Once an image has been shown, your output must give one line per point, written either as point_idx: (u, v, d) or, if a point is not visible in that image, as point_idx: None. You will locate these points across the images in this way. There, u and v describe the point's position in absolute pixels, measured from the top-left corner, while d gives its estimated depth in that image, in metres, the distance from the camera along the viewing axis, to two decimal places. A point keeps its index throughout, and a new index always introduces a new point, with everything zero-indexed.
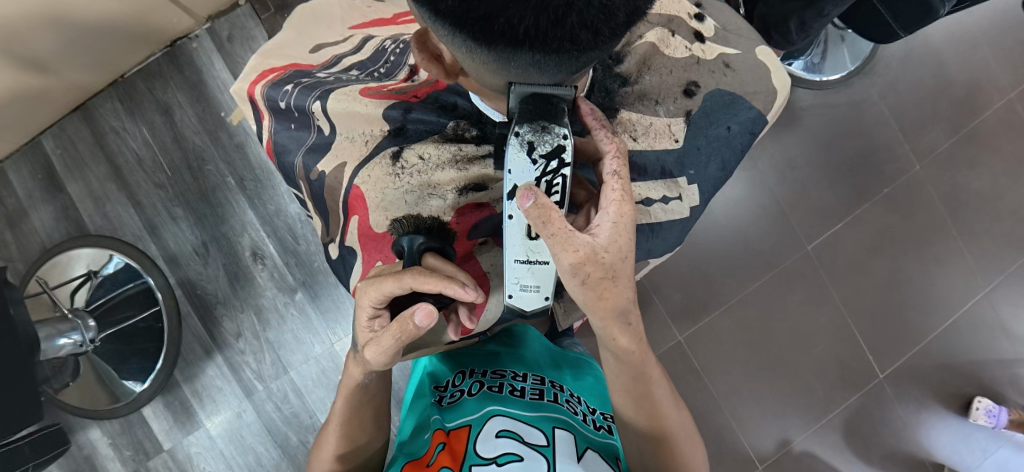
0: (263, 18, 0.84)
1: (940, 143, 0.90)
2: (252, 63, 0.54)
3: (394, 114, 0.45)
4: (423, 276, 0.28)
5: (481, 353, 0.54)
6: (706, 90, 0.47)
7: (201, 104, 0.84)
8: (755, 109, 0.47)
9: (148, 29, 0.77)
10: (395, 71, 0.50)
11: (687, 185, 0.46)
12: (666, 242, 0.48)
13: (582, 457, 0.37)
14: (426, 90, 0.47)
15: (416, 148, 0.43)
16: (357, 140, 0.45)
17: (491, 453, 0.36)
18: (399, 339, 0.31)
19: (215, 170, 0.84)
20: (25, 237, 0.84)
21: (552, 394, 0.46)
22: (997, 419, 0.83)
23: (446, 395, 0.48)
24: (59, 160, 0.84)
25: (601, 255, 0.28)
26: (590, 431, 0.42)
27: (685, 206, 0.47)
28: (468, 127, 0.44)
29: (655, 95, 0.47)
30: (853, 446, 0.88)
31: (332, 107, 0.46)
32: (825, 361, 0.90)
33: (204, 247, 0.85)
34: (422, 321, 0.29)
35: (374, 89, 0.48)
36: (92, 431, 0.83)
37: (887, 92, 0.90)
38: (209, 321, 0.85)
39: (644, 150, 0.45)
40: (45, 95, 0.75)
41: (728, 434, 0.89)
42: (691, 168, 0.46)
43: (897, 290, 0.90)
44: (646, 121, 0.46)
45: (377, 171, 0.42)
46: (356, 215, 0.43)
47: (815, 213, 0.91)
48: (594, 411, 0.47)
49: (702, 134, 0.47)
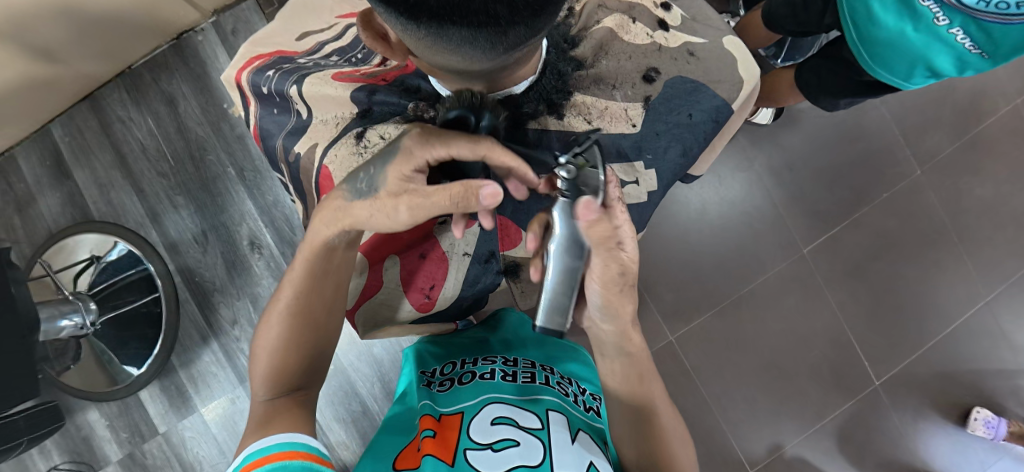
0: (266, 13, 0.86)
1: (942, 149, 0.89)
2: (242, 50, 0.56)
3: (360, 96, 0.47)
4: (502, 149, 0.30)
5: (469, 338, 0.56)
6: (667, 77, 0.48)
7: (204, 96, 0.86)
8: (719, 96, 0.47)
9: (154, 21, 0.79)
10: (369, 57, 0.52)
11: (644, 170, 0.47)
12: None
13: (577, 437, 0.39)
14: (395, 74, 0.48)
15: (379, 128, 0.45)
16: (329, 122, 0.47)
17: (487, 440, 0.36)
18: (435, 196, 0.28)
19: (216, 160, 0.86)
20: (32, 222, 0.86)
21: (544, 376, 0.47)
22: (996, 430, 0.81)
23: (435, 382, 0.47)
24: (67, 148, 0.86)
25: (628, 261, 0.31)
26: (580, 413, 0.44)
27: (642, 190, 0.48)
28: (428, 108, 0.45)
29: (612, 79, 0.48)
30: (846, 453, 0.87)
31: (307, 91, 0.47)
32: (820, 365, 0.89)
33: (203, 235, 0.86)
34: (486, 197, 0.27)
35: (348, 73, 0.49)
36: (91, 413, 0.85)
37: (888, 95, 0.89)
38: (206, 308, 0.87)
39: (599, 133, 0.47)
40: (55, 83, 0.77)
41: (719, 436, 0.88)
42: (648, 153, 0.47)
43: (895, 295, 0.89)
44: (602, 105, 0.47)
45: (343, 151, 0.45)
46: (325, 195, 0.45)
47: (811, 215, 0.90)
48: (584, 392, 0.48)
49: (661, 120, 0.47)
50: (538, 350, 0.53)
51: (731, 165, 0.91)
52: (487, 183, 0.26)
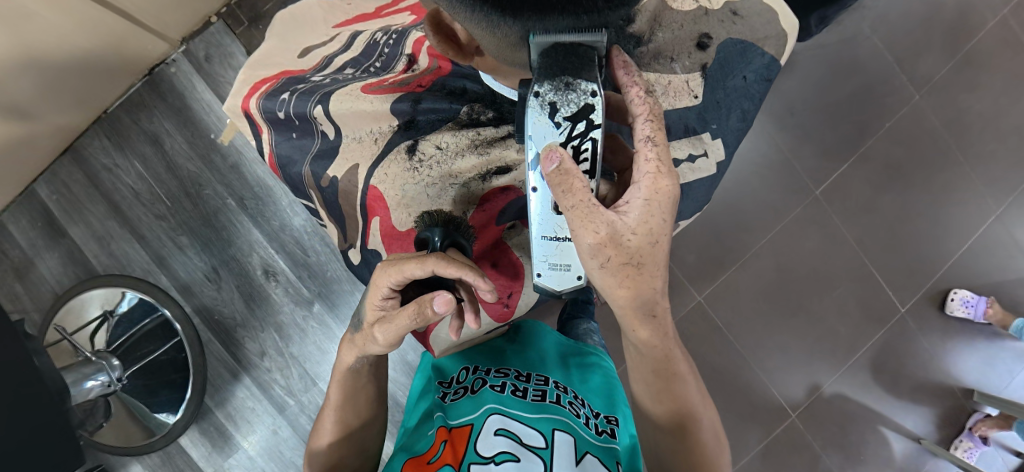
0: (237, 33, 0.82)
1: (937, 70, 0.88)
2: (243, 79, 0.54)
3: (403, 107, 0.44)
4: (447, 260, 0.30)
5: (490, 348, 0.56)
6: (719, 41, 0.47)
7: (189, 129, 0.83)
8: (768, 54, 0.49)
9: (123, 59, 0.75)
10: (391, 63, 0.49)
11: (711, 141, 0.49)
12: (696, 197, 0.52)
13: (581, 461, 0.36)
14: (429, 78, 0.46)
15: (433, 138, 0.43)
16: (364, 140, 0.45)
17: (488, 453, 0.35)
18: (414, 322, 0.31)
19: (213, 193, 0.84)
20: (34, 287, 0.83)
21: (555, 395, 0.45)
22: (975, 308, 0.84)
23: (450, 391, 0.47)
24: (56, 206, 0.83)
25: (626, 237, 0.28)
26: (590, 435, 0.40)
27: (711, 162, 0.50)
28: (484, 109, 0.43)
29: (670, 51, 0.46)
30: (882, 382, 0.89)
31: (334, 109, 0.46)
32: (846, 301, 0.90)
33: (214, 272, 0.84)
34: (439, 308, 0.29)
35: (375, 84, 0.47)
36: (133, 467, 0.84)
37: (878, 25, 0.88)
38: (231, 344, 0.85)
39: (667, 110, 0.47)
40: (31, 140, 0.74)
41: (758, 385, 0.89)
42: (713, 123, 0.49)
43: (910, 222, 0.89)
44: (665, 80, 0.46)
45: (394, 168, 0.43)
46: (377, 217, 0.44)
47: (819, 157, 0.90)
48: (597, 415, 0.45)
49: (720, 86, 0.48)
50: (559, 369, 0.52)
51: None
52: (434, 299, 0.28)
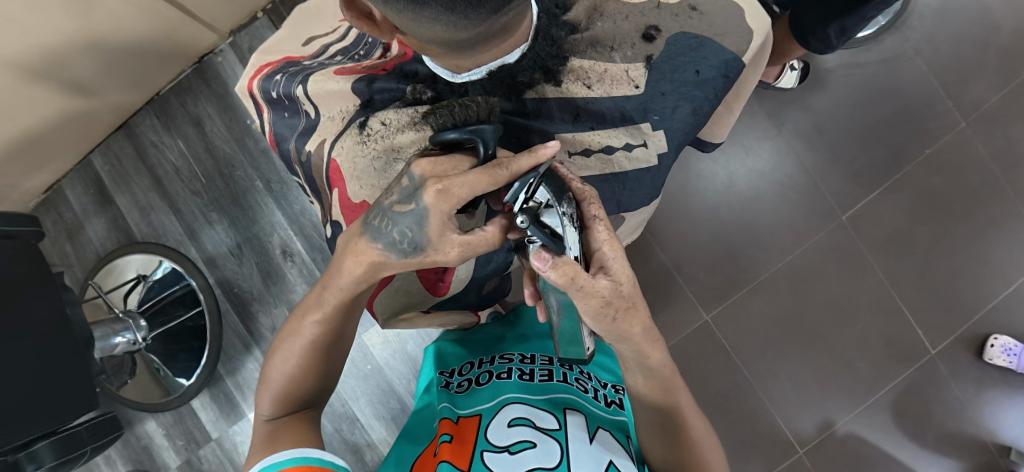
0: (278, 27, 0.88)
1: (987, 97, 0.82)
2: (252, 60, 0.58)
3: (360, 87, 0.48)
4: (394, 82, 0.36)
5: (490, 337, 0.58)
6: (670, 34, 0.46)
7: (228, 114, 0.90)
8: (727, 50, 0.45)
9: (176, 47, 0.83)
10: (371, 51, 0.53)
11: (652, 131, 0.47)
12: (637, 194, 0.51)
13: (595, 436, 0.40)
14: (394, 63, 0.50)
15: (380, 115, 0.46)
16: (336, 118, 0.49)
17: (505, 443, 0.38)
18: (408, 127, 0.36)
19: (244, 175, 0.90)
20: (82, 247, 0.93)
21: (561, 373, 0.48)
22: (1018, 358, 0.76)
23: (454, 382, 0.50)
24: (107, 176, 0.92)
25: (619, 290, 0.30)
26: (599, 409, 0.45)
27: (651, 153, 0.48)
28: (424, 89, 0.47)
29: (610, 41, 0.47)
30: (904, 428, 0.82)
31: (312, 90, 0.50)
32: (868, 336, 0.84)
33: (238, 248, 0.90)
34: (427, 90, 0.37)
35: (350, 68, 0.51)
36: (149, 423, 0.90)
37: (922, 46, 0.83)
38: (247, 317, 0.90)
39: (601, 97, 0.47)
40: (90, 115, 0.83)
41: (764, 415, 0.85)
42: (654, 114, 0.47)
43: (947, 257, 0.83)
44: (601, 68, 0.47)
45: (348, 142, 0.46)
46: (337, 188, 0.47)
47: (846, 180, 0.85)
48: (605, 385, 0.49)
49: (667, 79, 0.46)
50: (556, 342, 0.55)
51: (756, 134, 0.87)
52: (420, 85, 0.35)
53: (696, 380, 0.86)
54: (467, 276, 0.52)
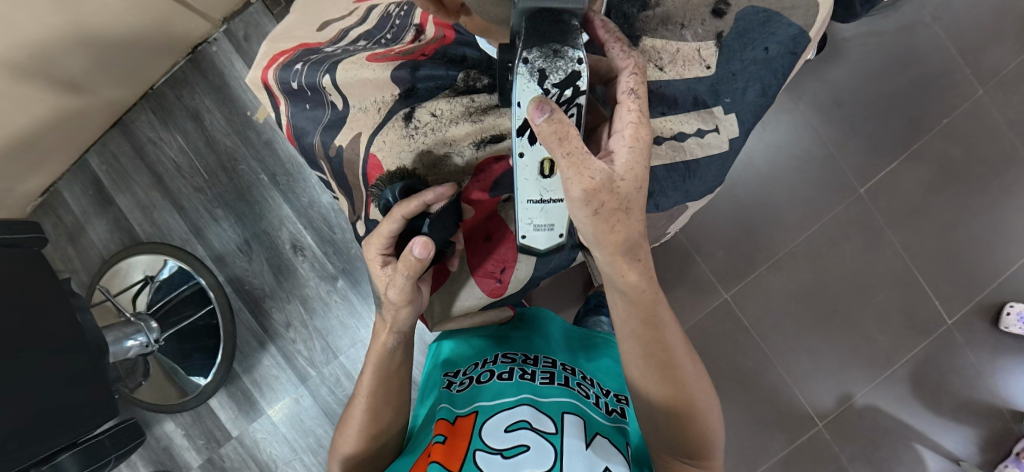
0: (275, 13, 0.84)
1: (1005, 63, 0.80)
2: (263, 49, 0.55)
3: (403, 74, 0.46)
4: (403, 204, 0.34)
5: (501, 337, 0.55)
6: (739, 9, 0.46)
7: (227, 106, 0.87)
8: (795, 25, 0.46)
9: (169, 38, 0.79)
10: (401, 35, 0.51)
11: (723, 116, 0.47)
12: (705, 180, 0.50)
13: (592, 443, 0.39)
14: (433, 47, 0.48)
15: (428, 105, 0.46)
16: (369, 109, 0.47)
17: (500, 446, 0.37)
18: (410, 276, 0.34)
19: (248, 168, 0.87)
20: (85, 250, 0.90)
21: (563, 377, 0.47)
22: None
23: (455, 382, 0.48)
24: (105, 175, 0.89)
25: (615, 184, 0.30)
26: (600, 415, 0.43)
27: (723, 138, 0.48)
28: (479, 76, 0.46)
29: (679, 18, 0.47)
30: (922, 398, 0.82)
31: (342, 79, 0.47)
32: (886, 309, 0.84)
33: (246, 245, 0.88)
34: (418, 251, 0.33)
35: (381, 54, 0.49)
36: (167, 424, 0.90)
37: (941, 12, 0.81)
38: (260, 313, 0.89)
39: (674, 80, 0.46)
40: (84, 112, 0.79)
41: (784, 391, 0.85)
42: (726, 97, 0.46)
43: (963, 228, 0.82)
44: (673, 47, 0.46)
45: (392, 135, 0.46)
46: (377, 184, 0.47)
47: (865, 153, 0.84)
48: (607, 393, 0.48)
49: (737, 57, 0.46)
50: (566, 351, 0.54)
51: (774, 109, 0.85)
52: (410, 243, 0.32)
53: (716, 359, 0.86)
54: (527, 276, 0.53)
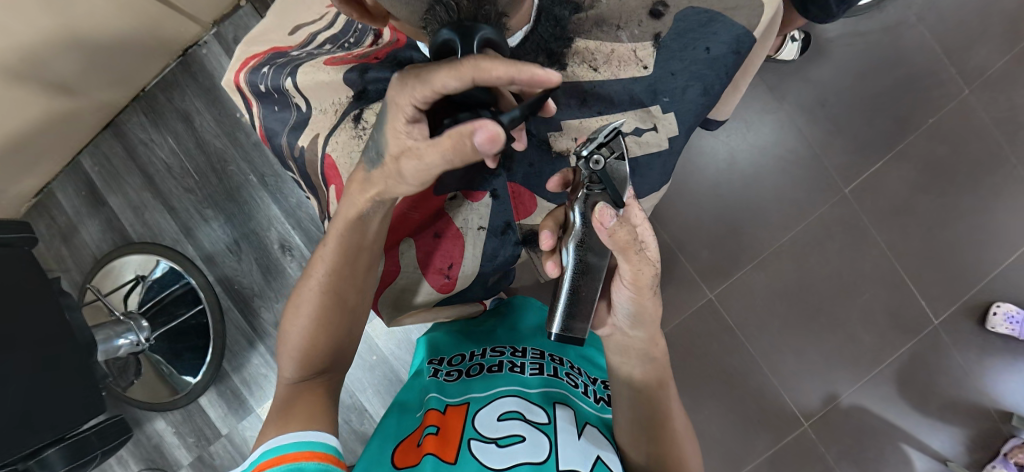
0: (263, 15, 0.85)
1: (991, 63, 0.80)
2: (238, 53, 0.56)
3: (353, 77, 0.47)
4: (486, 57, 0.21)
5: (482, 331, 0.57)
6: (678, 9, 0.47)
7: (216, 108, 0.88)
8: (739, 24, 0.45)
9: (159, 41, 0.80)
10: (362, 38, 0.52)
11: (663, 114, 0.47)
12: (650, 179, 0.50)
13: (582, 432, 0.40)
14: (386, 50, 0.49)
15: (375, 107, 0.45)
16: (329, 111, 0.48)
17: (493, 435, 0.38)
18: (445, 156, 0.26)
19: (237, 169, 0.88)
20: (78, 250, 0.92)
21: (551, 368, 0.47)
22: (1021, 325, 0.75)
23: (443, 371, 0.49)
24: (97, 176, 0.90)
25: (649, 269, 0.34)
26: (589, 405, 0.45)
27: (662, 137, 0.48)
28: None
29: (616, 19, 0.47)
30: (908, 398, 0.82)
31: (303, 82, 0.49)
32: (871, 309, 0.84)
33: (235, 245, 0.89)
34: (483, 139, 0.23)
35: (341, 57, 0.50)
36: (158, 422, 0.91)
37: (925, 12, 0.81)
38: (249, 313, 0.90)
39: (608, 80, 0.48)
40: (76, 114, 0.81)
41: (770, 390, 0.85)
42: (664, 96, 0.47)
43: (950, 227, 0.82)
44: (608, 48, 0.48)
45: (343, 137, 0.46)
46: (333, 185, 0.47)
47: (849, 153, 0.84)
48: (594, 380, 0.49)
49: (677, 57, 0.46)
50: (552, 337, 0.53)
51: (758, 109, 0.86)
52: (478, 128, 0.22)
53: (702, 359, 0.87)
54: (475, 271, 0.53)
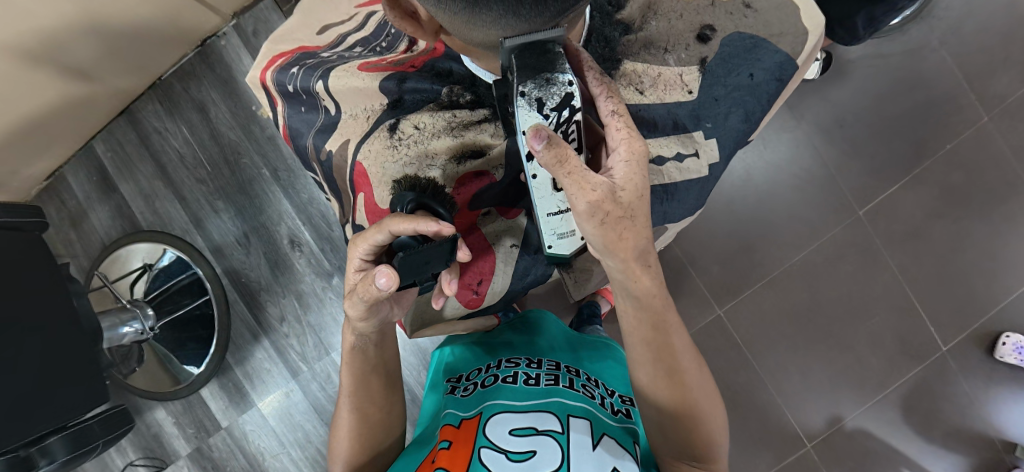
0: (284, 10, 0.85)
1: (1012, 91, 0.80)
2: (264, 50, 0.56)
3: (390, 86, 0.47)
4: (400, 217, 0.31)
5: (499, 342, 0.56)
6: (723, 34, 0.47)
7: (232, 99, 0.88)
8: (783, 52, 0.46)
9: (179, 30, 0.80)
10: (396, 43, 0.52)
11: (704, 140, 0.47)
12: (686, 202, 0.51)
13: (599, 443, 0.39)
14: (423, 59, 0.50)
15: (412, 118, 0.46)
16: (359, 116, 0.48)
17: (506, 446, 0.37)
18: (367, 297, 0.32)
19: (251, 162, 0.88)
20: (86, 235, 0.92)
21: (568, 379, 0.47)
22: None
23: (460, 387, 0.49)
24: (110, 162, 0.90)
25: (618, 195, 0.30)
26: (609, 417, 0.44)
27: (703, 164, 0.48)
28: (462, 92, 0.47)
29: (663, 43, 0.47)
30: (913, 423, 0.82)
31: (333, 85, 0.49)
32: (880, 332, 0.84)
33: (245, 238, 0.89)
34: (383, 281, 0.30)
35: (373, 63, 0.51)
36: (158, 411, 0.91)
37: (949, 36, 0.80)
38: (255, 307, 0.89)
39: (653, 104, 0.47)
40: (92, 99, 0.81)
41: (774, 409, 0.85)
42: (707, 121, 0.47)
43: (963, 254, 0.81)
44: (654, 72, 0.47)
45: (377, 145, 0.46)
46: (362, 193, 0.47)
47: (865, 175, 0.84)
48: (612, 394, 0.48)
49: (720, 83, 0.47)
50: (569, 352, 0.55)
51: (775, 127, 0.85)
52: (376, 272, 0.29)
53: None
54: (504, 289, 0.51)
